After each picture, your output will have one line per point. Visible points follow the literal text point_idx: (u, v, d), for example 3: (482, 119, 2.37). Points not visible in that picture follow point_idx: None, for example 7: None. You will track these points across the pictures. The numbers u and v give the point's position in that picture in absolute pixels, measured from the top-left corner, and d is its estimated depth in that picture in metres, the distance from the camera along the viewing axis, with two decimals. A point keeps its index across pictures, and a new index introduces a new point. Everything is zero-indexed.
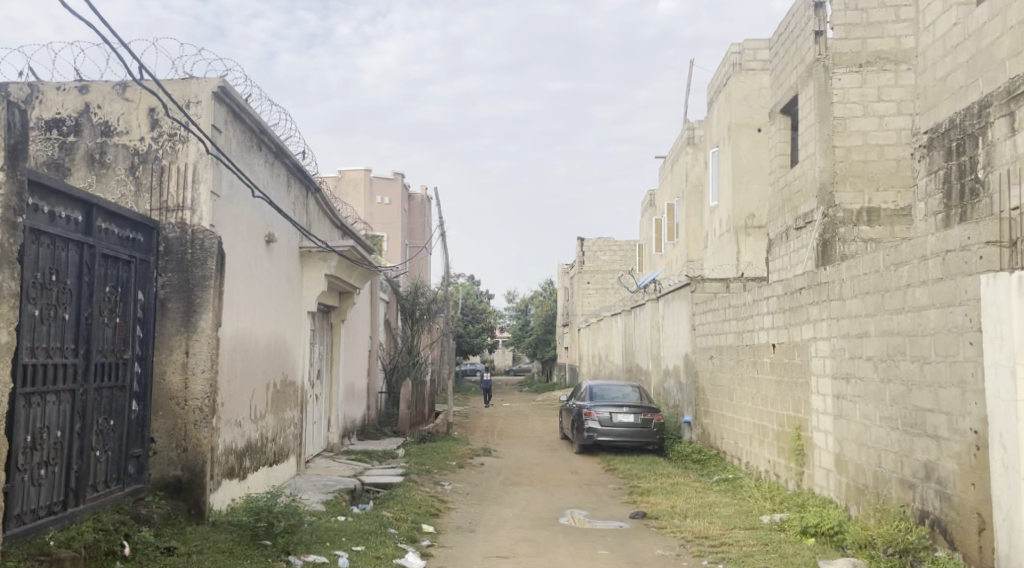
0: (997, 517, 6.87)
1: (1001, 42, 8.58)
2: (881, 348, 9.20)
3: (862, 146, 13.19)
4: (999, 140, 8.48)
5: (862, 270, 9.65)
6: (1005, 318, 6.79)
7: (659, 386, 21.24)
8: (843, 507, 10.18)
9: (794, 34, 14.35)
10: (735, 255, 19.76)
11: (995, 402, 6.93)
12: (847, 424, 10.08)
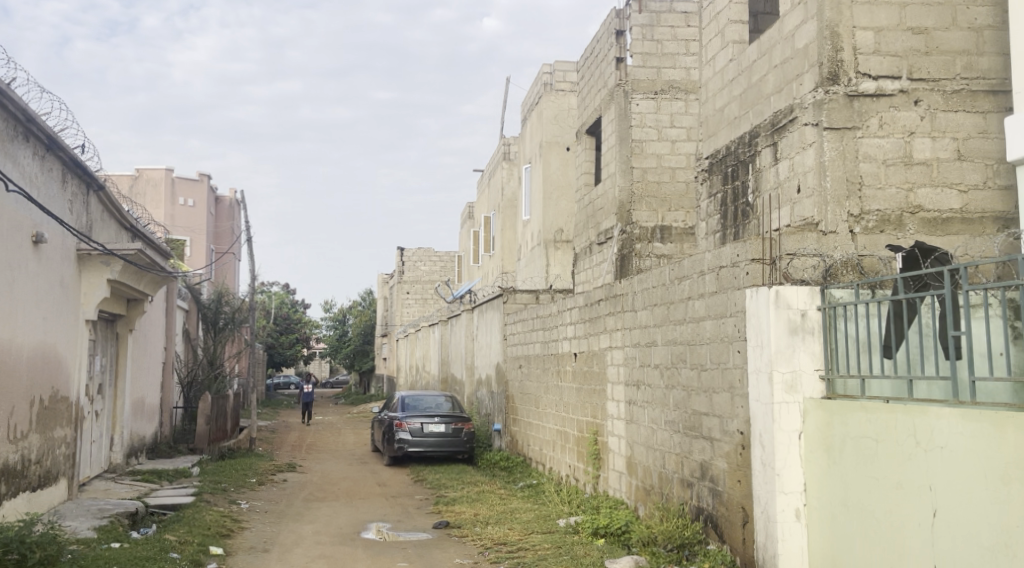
0: (757, 512, 7.49)
1: (766, 79, 9.20)
2: (666, 355, 9.81)
3: (657, 168, 13.98)
4: (764, 167, 9.17)
5: (651, 283, 10.26)
6: (764, 327, 7.38)
7: (472, 396, 21.54)
8: (632, 507, 10.76)
9: (599, 59, 15.09)
10: (544, 268, 20.37)
11: (757, 405, 7.55)
12: (637, 429, 10.66)
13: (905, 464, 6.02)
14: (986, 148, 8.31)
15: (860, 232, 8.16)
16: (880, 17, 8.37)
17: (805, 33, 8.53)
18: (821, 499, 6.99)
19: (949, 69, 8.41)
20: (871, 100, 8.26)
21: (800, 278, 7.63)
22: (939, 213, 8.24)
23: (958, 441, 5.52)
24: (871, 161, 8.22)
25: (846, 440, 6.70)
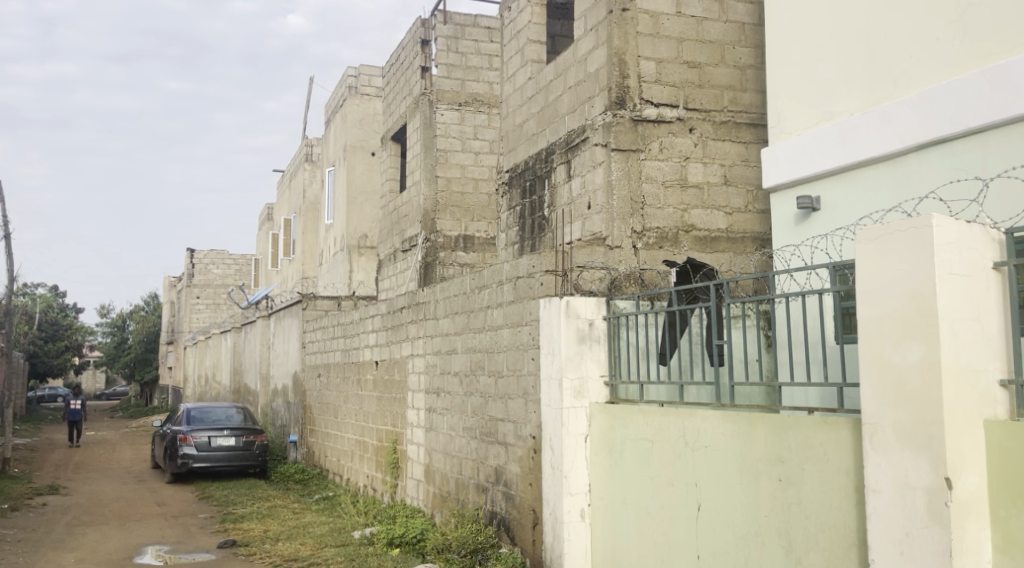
0: (546, 514, 7.85)
1: (561, 99, 9.67)
2: (466, 363, 10.06)
3: (460, 178, 14.22)
4: (559, 183, 9.61)
5: (452, 292, 10.50)
6: (555, 336, 7.69)
7: (267, 406, 20.97)
8: (429, 514, 10.94)
9: (404, 67, 15.20)
10: (347, 274, 19.95)
11: (548, 410, 7.90)
12: (435, 436, 10.87)
13: (676, 463, 6.54)
14: (747, 175, 9.19)
15: (642, 247, 8.69)
16: (661, 49, 9.03)
17: (596, 58, 9.04)
18: (604, 499, 7.45)
19: (719, 102, 9.24)
20: (653, 125, 8.89)
21: (588, 289, 8.05)
22: (709, 232, 8.99)
23: (721, 440, 6.06)
24: (652, 182, 8.83)
25: (626, 442, 7.17)
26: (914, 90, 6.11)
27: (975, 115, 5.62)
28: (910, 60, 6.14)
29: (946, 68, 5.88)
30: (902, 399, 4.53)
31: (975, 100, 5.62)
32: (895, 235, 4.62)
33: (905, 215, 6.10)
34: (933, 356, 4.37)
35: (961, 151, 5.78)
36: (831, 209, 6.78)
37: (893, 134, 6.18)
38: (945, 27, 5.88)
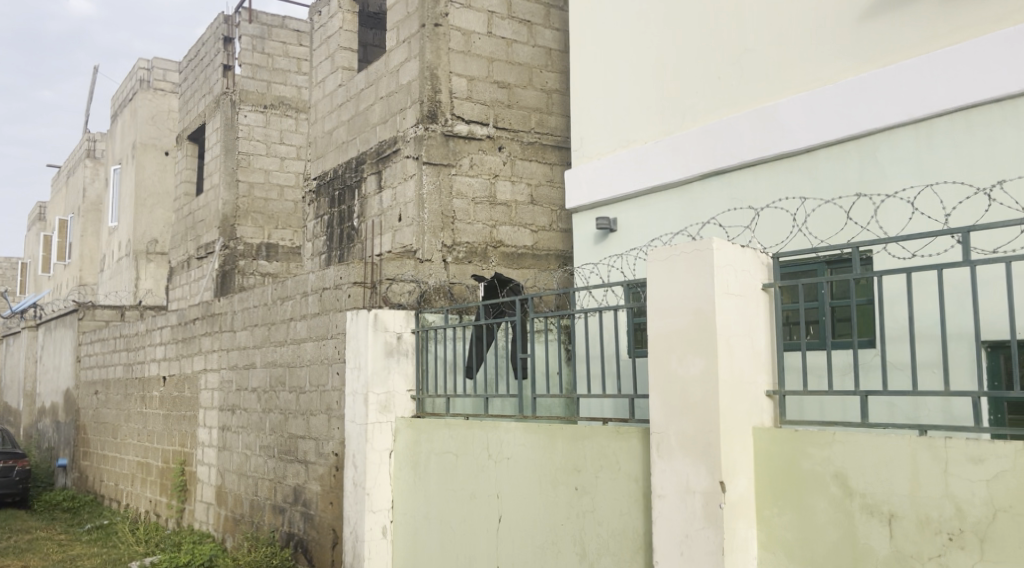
0: (346, 533, 7.73)
1: (372, 109, 9.66)
2: (265, 379, 9.79)
3: (264, 184, 13.86)
4: (369, 194, 9.58)
5: (252, 303, 10.20)
6: (361, 350, 7.63)
7: (33, 427, 19.39)
8: (220, 539, 10.55)
9: (204, 63, 14.67)
10: (132, 282, 18.86)
11: (352, 425, 7.79)
12: (229, 456, 10.49)
13: (479, 475, 6.68)
14: (552, 196, 9.56)
15: (452, 261, 8.79)
16: (473, 67, 9.23)
17: (408, 70, 9.13)
18: (406, 513, 7.48)
19: (526, 123, 9.54)
20: (464, 141, 9.06)
21: (398, 302, 8.05)
22: (516, 248, 9.24)
23: (522, 452, 6.25)
24: (462, 198, 8.97)
25: (430, 456, 7.23)
26: (699, 123, 6.59)
27: (750, 148, 6.13)
28: (696, 96, 6.63)
29: (727, 105, 6.39)
30: (685, 409, 4.88)
31: (749, 136, 6.13)
32: (682, 256, 4.99)
33: (690, 239, 6.54)
34: (710, 369, 4.73)
35: (737, 181, 6.27)
36: (626, 230, 7.14)
37: (683, 161, 6.61)
38: (727, 68, 6.40)
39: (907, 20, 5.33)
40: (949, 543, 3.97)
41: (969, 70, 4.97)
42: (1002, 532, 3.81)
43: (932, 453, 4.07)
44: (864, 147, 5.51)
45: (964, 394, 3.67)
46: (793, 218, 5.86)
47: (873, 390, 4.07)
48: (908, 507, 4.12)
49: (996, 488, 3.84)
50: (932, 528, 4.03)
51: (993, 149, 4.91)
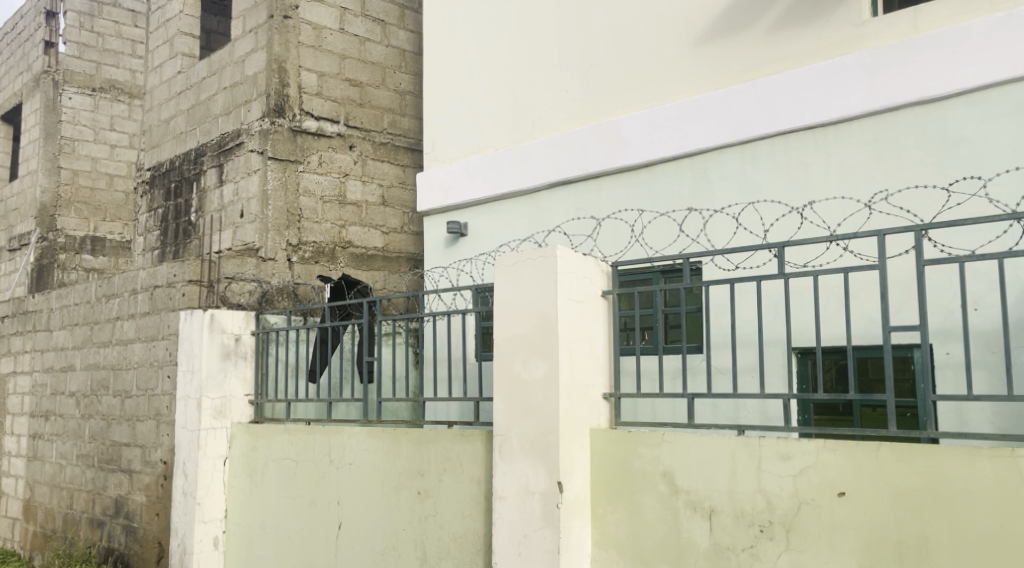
0: (173, 545, 7.39)
1: (215, 99, 9.37)
2: (85, 383, 9.29)
3: (90, 172, 13.05)
4: (209, 188, 9.27)
5: (72, 301, 9.66)
6: (195, 354, 7.29)
7: None
8: (27, 558, 9.91)
9: (22, 38, 13.74)
10: None
11: (183, 432, 7.42)
12: (41, 467, 9.88)
13: (318, 482, 6.59)
14: (403, 197, 9.58)
15: (297, 261, 8.63)
16: (323, 63, 9.10)
17: (254, 62, 8.90)
18: (240, 523, 7.28)
19: (378, 123, 9.50)
20: (312, 138, 8.92)
21: (237, 302, 7.87)
22: (366, 250, 9.18)
23: (364, 457, 6.22)
24: (310, 196, 8.83)
25: (267, 463, 7.06)
26: (547, 133, 6.77)
27: (593, 161, 6.34)
28: (545, 107, 6.80)
29: (573, 117, 6.60)
30: (526, 412, 5.02)
31: (594, 148, 6.35)
32: (527, 262, 5.14)
33: (536, 246, 6.70)
34: (551, 373, 4.88)
35: (581, 191, 6.46)
36: (476, 236, 7.23)
37: (532, 169, 6.76)
38: (574, 82, 6.61)
39: (738, 46, 5.67)
40: (760, 534, 4.29)
41: (791, 97, 5.35)
42: (805, 522, 4.16)
43: (747, 452, 4.38)
44: (696, 164, 5.80)
45: (775, 397, 3.99)
46: (630, 229, 6.09)
47: (699, 394, 4.34)
48: (726, 502, 4.41)
49: (801, 482, 4.19)
50: (746, 521, 4.34)
51: (809, 171, 5.29)
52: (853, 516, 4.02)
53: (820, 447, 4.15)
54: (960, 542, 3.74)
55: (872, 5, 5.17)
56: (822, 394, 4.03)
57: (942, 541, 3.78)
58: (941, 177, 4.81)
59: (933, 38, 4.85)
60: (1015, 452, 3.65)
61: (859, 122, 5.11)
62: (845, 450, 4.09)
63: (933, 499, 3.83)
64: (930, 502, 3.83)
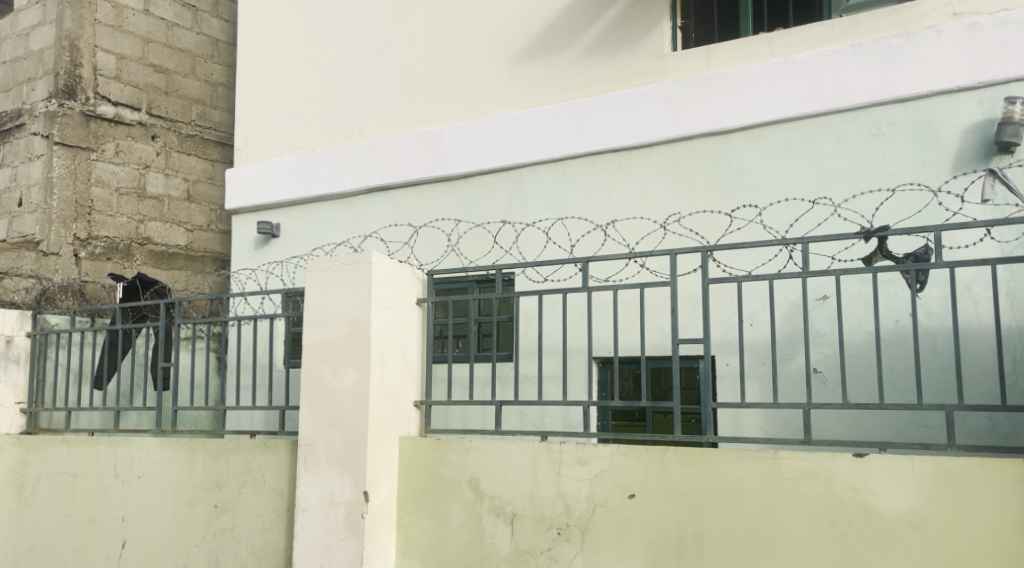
0: None
1: None
2: None
3: None
4: None
5: None
6: None
7: None
8: None
9: None
10: None
11: None
12: None
13: (100, 498, 6.16)
14: (211, 193, 9.19)
15: (86, 257, 8.05)
16: (123, 45, 8.52)
17: (41, 36, 8.23)
18: (5, 544, 6.69)
19: (186, 114, 9.06)
20: (109, 125, 8.36)
21: (10, 301, 7.16)
22: (166, 248, 8.70)
23: (154, 470, 5.89)
24: (104, 187, 8.26)
25: (41, 478, 6.52)
26: (366, 138, 6.72)
27: (412, 169, 6.36)
28: (364, 111, 6.76)
29: (391, 124, 6.60)
30: (335, 420, 5.00)
31: (413, 156, 6.37)
32: (341, 267, 5.12)
33: (352, 251, 6.59)
34: (362, 381, 4.90)
35: (399, 199, 6.45)
36: (287, 238, 7.02)
37: (349, 172, 6.69)
38: (393, 88, 6.62)
39: (551, 67, 5.92)
40: (557, 537, 4.54)
41: (599, 120, 5.62)
42: (598, 525, 4.43)
43: (548, 457, 4.61)
44: (511, 178, 5.95)
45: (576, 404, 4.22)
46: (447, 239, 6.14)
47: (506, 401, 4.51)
48: (527, 507, 4.64)
49: (596, 486, 4.47)
50: (545, 524, 4.58)
51: (613, 191, 5.55)
52: (641, 517, 4.32)
53: (613, 452, 4.42)
54: (730, 537, 4.09)
55: (673, 40, 5.53)
56: (618, 402, 4.31)
57: (716, 537, 4.12)
58: (726, 203, 5.19)
59: (724, 77, 5.25)
60: (777, 454, 4.04)
61: (658, 148, 5.43)
62: (636, 454, 4.38)
63: (708, 499, 4.16)
64: (705, 501, 4.17)
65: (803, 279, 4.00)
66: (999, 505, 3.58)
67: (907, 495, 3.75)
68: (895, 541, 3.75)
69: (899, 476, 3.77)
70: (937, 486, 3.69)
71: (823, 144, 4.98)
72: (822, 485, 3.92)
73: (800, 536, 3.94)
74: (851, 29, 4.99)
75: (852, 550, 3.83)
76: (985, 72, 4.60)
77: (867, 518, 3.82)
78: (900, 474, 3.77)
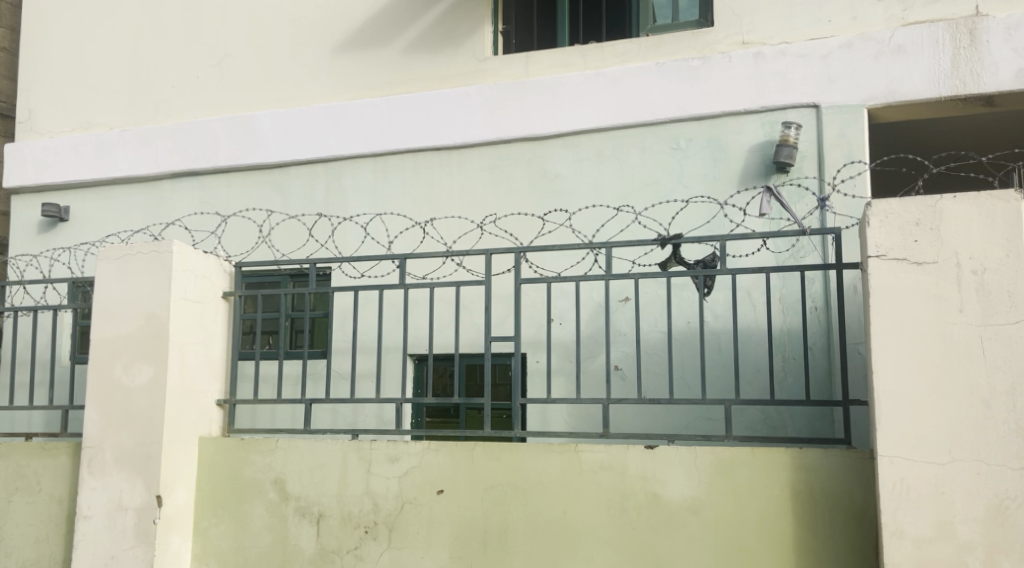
0: None
1: None
2: None
3: None
4: None
5: None
6: None
7: None
8: None
9: None
10: None
11: None
12: None
13: None
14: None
15: None
16: None
17: None
18: None
19: None
20: None
21: None
22: None
23: None
24: None
25: None
26: (173, 119, 6.32)
27: (222, 155, 6.07)
28: (171, 91, 6.36)
29: (199, 106, 6.26)
30: (125, 421, 4.68)
31: (224, 141, 6.08)
32: (137, 257, 4.79)
33: (151, 239, 6.20)
34: (158, 378, 4.62)
35: (209, 186, 6.12)
36: (76, 222, 6.46)
37: (151, 155, 6.27)
38: (204, 69, 6.28)
39: (372, 61, 5.88)
40: (364, 536, 4.50)
41: (419, 118, 5.65)
42: (405, 522, 4.44)
43: (358, 455, 4.56)
44: (330, 171, 5.83)
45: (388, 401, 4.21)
46: (258, 230, 5.90)
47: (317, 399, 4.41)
48: (334, 506, 4.57)
49: (404, 483, 4.47)
50: (352, 523, 4.53)
51: (434, 189, 5.58)
52: (447, 513, 4.38)
53: (424, 449, 4.45)
54: (532, 529, 4.24)
55: (494, 44, 5.69)
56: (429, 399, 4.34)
57: (520, 528, 4.26)
58: (540, 207, 5.38)
59: (542, 84, 5.44)
60: (578, 447, 4.22)
61: (477, 149, 5.53)
62: (445, 450, 4.43)
63: (512, 492, 4.29)
64: (510, 495, 4.29)
65: (605, 282, 4.30)
66: (767, 486, 3.92)
67: (690, 483, 4.03)
68: (677, 525, 4.02)
69: (682, 464, 4.05)
70: (714, 473, 3.99)
71: (628, 155, 5.27)
72: (616, 476, 4.14)
73: (596, 525, 4.14)
74: (655, 48, 5.32)
75: (641, 536, 4.07)
76: (768, 98, 5.06)
77: (655, 505, 4.07)
78: (683, 463, 4.04)
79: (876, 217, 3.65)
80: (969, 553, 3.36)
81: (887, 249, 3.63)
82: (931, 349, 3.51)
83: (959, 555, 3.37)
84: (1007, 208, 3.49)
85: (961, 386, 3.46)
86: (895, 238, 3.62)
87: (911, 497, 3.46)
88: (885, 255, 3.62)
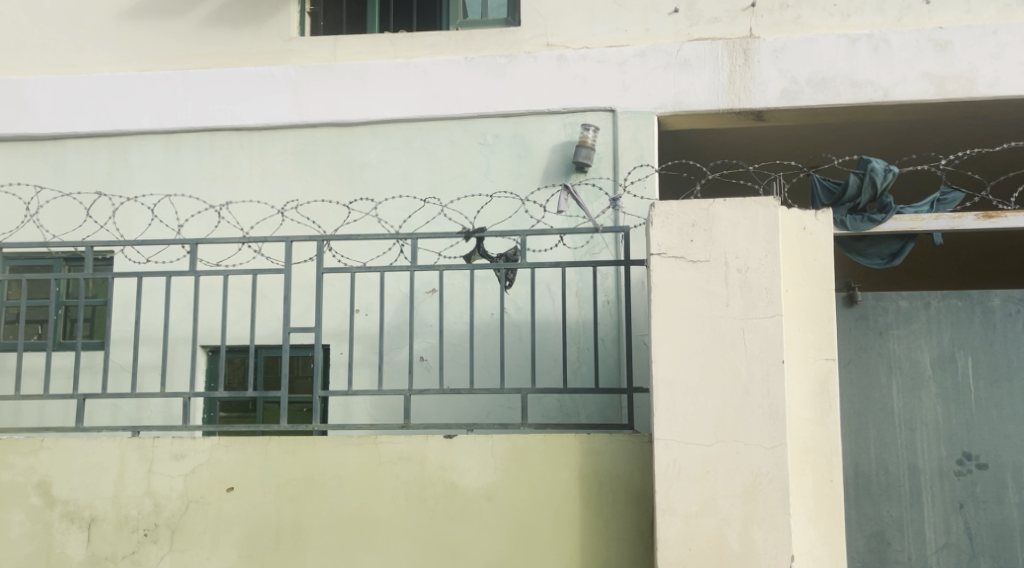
0: None
1: None
2: None
3: None
4: None
5: None
6: None
7: None
8: None
9: None
10: None
11: None
12: None
13: None
14: None
15: None
16: None
17: None
18: None
19: None
20: None
21: None
22: None
23: None
24: None
25: None
26: None
27: None
28: None
29: None
30: None
31: None
32: None
33: None
34: None
35: None
36: None
37: None
38: None
39: (165, 31, 5.48)
40: (143, 539, 4.18)
41: (216, 95, 5.34)
42: (189, 522, 4.17)
43: (138, 453, 4.23)
44: (114, 147, 5.37)
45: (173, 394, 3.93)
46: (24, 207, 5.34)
47: (90, 395, 4.00)
48: (108, 509, 4.21)
49: (190, 482, 4.20)
50: (129, 526, 4.19)
51: (231, 171, 5.30)
52: (236, 510, 4.15)
53: (214, 445, 4.20)
54: (327, 524, 4.11)
55: (301, 24, 5.50)
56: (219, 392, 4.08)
57: (315, 522, 4.12)
58: (345, 195, 5.26)
59: (350, 69, 5.32)
60: (378, 439, 4.15)
61: (281, 132, 5.31)
62: (236, 446, 4.20)
63: (306, 487, 4.14)
64: (305, 490, 4.13)
65: (413, 273, 4.13)
66: (558, 472, 4.00)
67: (485, 471, 4.05)
68: (472, 513, 4.03)
69: (478, 453, 4.06)
70: (508, 460, 4.03)
71: (437, 147, 5.28)
72: (414, 466, 4.09)
73: (392, 517, 4.07)
74: (464, 42, 5.35)
75: (437, 525, 4.05)
76: (569, 99, 5.26)
77: (451, 494, 4.06)
78: (479, 452, 4.06)
79: (658, 217, 3.84)
80: (727, 526, 3.64)
81: (667, 247, 3.82)
82: (703, 340, 3.75)
83: (719, 528, 3.64)
84: (768, 212, 3.78)
85: (729, 374, 3.72)
86: (674, 237, 3.82)
87: (681, 477, 3.70)
88: (666, 253, 3.81)
